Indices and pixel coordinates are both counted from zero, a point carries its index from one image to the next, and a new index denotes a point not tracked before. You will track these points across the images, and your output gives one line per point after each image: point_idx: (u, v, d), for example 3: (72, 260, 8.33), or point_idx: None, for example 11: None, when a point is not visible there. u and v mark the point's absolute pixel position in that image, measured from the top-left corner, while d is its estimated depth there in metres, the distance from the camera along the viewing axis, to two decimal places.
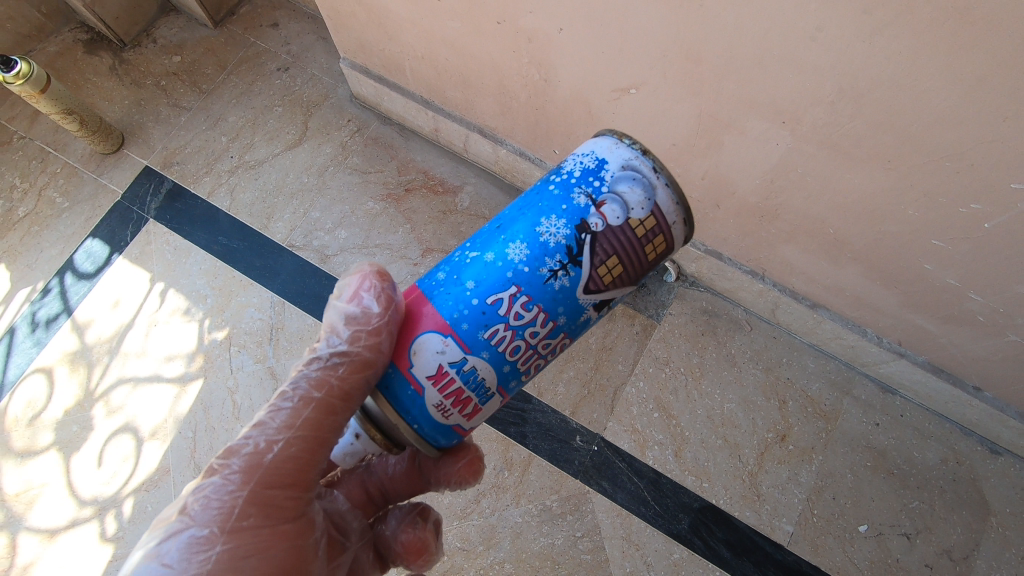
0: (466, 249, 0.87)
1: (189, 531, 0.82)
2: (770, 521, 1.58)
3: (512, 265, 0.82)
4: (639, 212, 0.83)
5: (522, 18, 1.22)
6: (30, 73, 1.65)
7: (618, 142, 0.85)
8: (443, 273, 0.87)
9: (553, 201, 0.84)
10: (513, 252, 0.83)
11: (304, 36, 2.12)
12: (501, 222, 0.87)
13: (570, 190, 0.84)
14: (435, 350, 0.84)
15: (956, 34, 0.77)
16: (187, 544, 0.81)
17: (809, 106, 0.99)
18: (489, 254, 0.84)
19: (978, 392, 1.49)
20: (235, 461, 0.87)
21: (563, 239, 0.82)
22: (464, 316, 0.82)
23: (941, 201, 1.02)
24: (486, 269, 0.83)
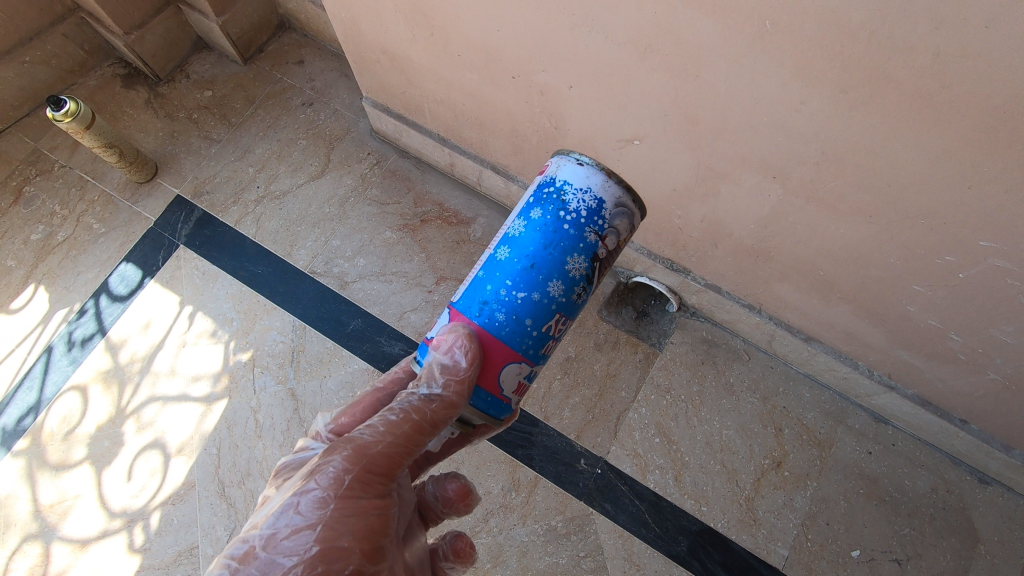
0: (509, 288, 0.93)
1: (306, 491, 0.92)
2: (766, 545, 1.65)
3: (555, 299, 0.93)
4: (625, 234, 0.97)
5: (534, 75, 1.32)
6: (77, 112, 1.77)
7: (608, 179, 0.93)
8: (501, 314, 0.93)
9: (572, 240, 0.92)
10: (553, 288, 0.92)
11: (328, 73, 2.25)
12: (530, 259, 0.92)
13: (581, 227, 0.92)
14: (515, 373, 0.96)
15: (923, 115, 0.86)
16: (309, 501, 0.91)
17: (795, 165, 1.09)
18: (535, 293, 0.92)
19: (964, 424, 1.56)
20: (346, 444, 0.98)
21: (586, 271, 0.94)
22: (529, 344, 0.94)
23: (919, 252, 1.10)
24: (536, 307, 0.92)
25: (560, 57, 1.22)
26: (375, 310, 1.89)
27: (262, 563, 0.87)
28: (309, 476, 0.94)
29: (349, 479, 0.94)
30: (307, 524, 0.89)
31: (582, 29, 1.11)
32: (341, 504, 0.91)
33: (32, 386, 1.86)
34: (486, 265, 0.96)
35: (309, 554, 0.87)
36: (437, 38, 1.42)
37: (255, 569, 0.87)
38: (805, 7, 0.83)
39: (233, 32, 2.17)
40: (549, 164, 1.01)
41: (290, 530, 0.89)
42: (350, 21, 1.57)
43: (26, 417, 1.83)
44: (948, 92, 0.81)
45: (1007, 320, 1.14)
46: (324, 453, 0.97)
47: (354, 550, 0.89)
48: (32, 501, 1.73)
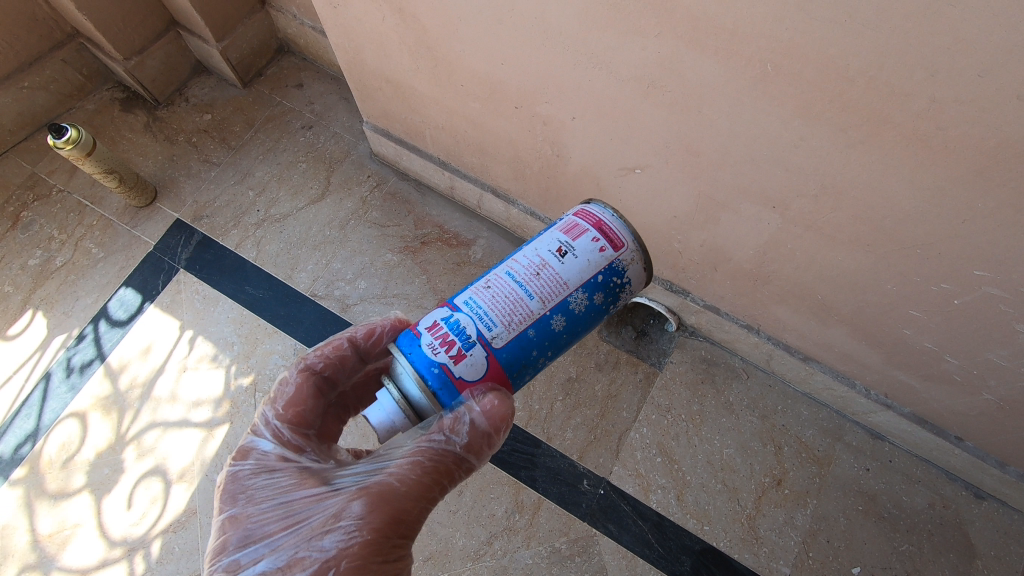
0: (546, 357, 1.02)
1: (341, 556, 0.91)
2: (768, 563, 1.66)
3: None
4: None
5: (538, 106, 1.35)
6: (78, 139, 1.78)
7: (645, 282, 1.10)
8: (530, 377, 1.03)
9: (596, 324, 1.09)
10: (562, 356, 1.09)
11: (327, 96, 2.27)
12: (574, 337, 1.04)
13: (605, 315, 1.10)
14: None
15: (918, 155, 0.90)
16: (346, 565, 0.91)
17: (795, 197, 1.12)
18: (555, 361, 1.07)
19: (959, 441, 1.59)
20: (370, 502, 0.95)
21: None
22: None
23: (916, 280, 1.13)
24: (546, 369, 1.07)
25: (564, 90, 1.25)
26: None
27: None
28: (341, 538, 0.92)
29: (383, 540, 0.94)
30: None
31: (586, 65, 1.14)
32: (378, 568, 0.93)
33: (31, 413, 1.84)
34: (540, 328, 0.98)
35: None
36: (442, 70, 1.45)
37: None
38: (806, 53, 0.86)
39: (233, 57, 2.19)
40: (619, 237, 1.04)
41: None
42: (354, 51, 1.60)
43: (24, 445, 1.81)
44: (943, 134, 0.85)
45: (1000, 344, 1.17)
46: (350, 511, 0.94)
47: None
48: (30, 531, 1.71)
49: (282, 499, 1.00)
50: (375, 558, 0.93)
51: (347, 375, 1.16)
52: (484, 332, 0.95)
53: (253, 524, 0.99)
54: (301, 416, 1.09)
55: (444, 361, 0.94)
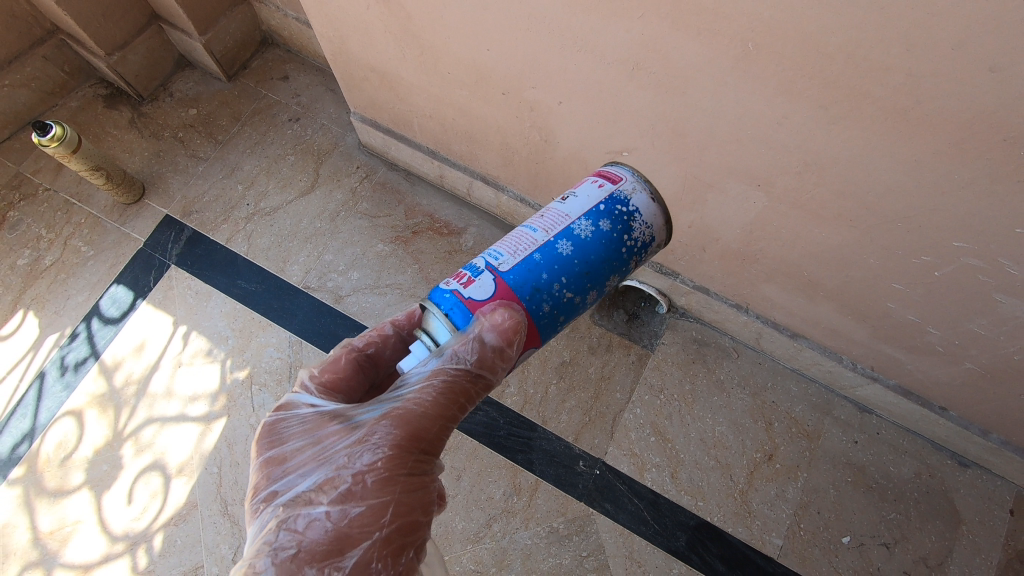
0: (561, 281, 0.98)
1: (367, 469, 0.88)
2: (761, 535, 1.71)
3: (588, 305, 1.03)
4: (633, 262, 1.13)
5: (525, 92, 1.36)
6: (64, 136, 1.76)
7: (661, 219, 1.09)
8: (548, 306, 0.98)
9: (622, 262, 1.04)
10: (592, 298, 1.04)
11: (313, 87, 2.26)
12: (590, 265, 1.00)
13: (630, 255, 1.05)
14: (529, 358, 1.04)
15: (897, 129, 0.92)
16: (374, 481, 0.88)
17: (778, 175, 1.15)
18: (578, 297, 1.02)
19: (944, 411, 1.63)
20: (388, 419, 0.92)
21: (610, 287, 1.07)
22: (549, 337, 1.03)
23: (898, 253, 1.16)
24: (573, 308, 1.01)
25: (550, 75, 1.26)
26: (371, 323, 1.90)
27: (338, 546, 0.85)
28: (362, 455, 0.90)
29: (407, 454, 0.91)
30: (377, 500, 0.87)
31: (572, 49, 1.15)
32: (406, 479, 0.90)
33: (26, 413, 1.84)
34: (545, 251, 0.98)
35: (388, 530, 0.87)
36: (428, 57, 1.45)
37: (331, 546, 0.85)
38: (786, 31, 0.88)
39: (217, 51, 2.18)
40: (616, 174, 1.09)
41: (359, 510, 0.87)
42: (339, 41, 1.60)
43: (21, 445, 1.81)
44: (921, 108, 0.87)
45: (981, 314, 1.20)
46: (373, 431, 0.91)
47: (425, 517, 0.91)
48: (31, 529, 1.72)
49: (308, 431, 0.98)
50: (400, 473, 0.89)
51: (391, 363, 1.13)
52: (490, 261, 0.97)
53: (284, 456, 0.97)
54: (336, 383, 1.07)
55: (455, 288, 0.96)
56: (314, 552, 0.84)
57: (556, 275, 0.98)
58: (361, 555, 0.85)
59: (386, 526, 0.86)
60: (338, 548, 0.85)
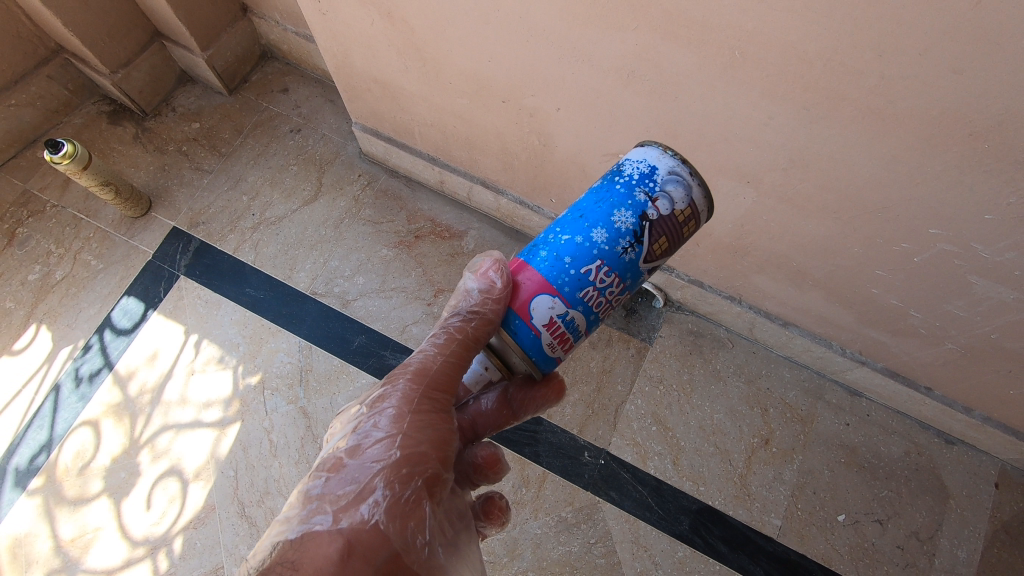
0: (552, 231, 0.96)
1: (382, 411, 1.01)
2: (760, 516, 1.78)
3: (597, 244, 0.91)
4: (679, 204, 0.94)
5: (524, 99, 1.43)
6: (75, 153, 1.81)
7: (664, 151, 0.96)
8: (543, 252, 0.95)
9: (622, 196, 0.94)
10: (596, 234, 0.92)
11: (313, 98, 2.32)
12: (579, 210, 0.96)
13: (633, 187, 0.93)
14: (547, 306, 0.94)
15: (872, 127, 1.00)
16: (386, 418, 1.00)
17: (765, 172, 1.22)
18: (575, 236, 0.93)
19: (928, 391, 1.72)
20: (403, 369, 1.06)
21: (629, 224, 0.92)
22: (564, 282, 0.92)
23: (879, 242, 1.24)
24: (573, 248, 0.93)
25: (548, 83, 1.33)
26: (378, 326, 1.96)
27: (353, 473, 0.95)
28: (378, 400, 1.03)
29: (416, 395, 1.03)
30: (388, 433, 0.98)
31: (569, 59, 1.23)
32: (415, 418, 1.00)
33: (42, 425, 1.88)
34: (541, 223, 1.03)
35: (395, 458, 0.96)
36: (430, 69, 1.52)
37: (347, 474, 0.95)
38: (769, 41, 0.96)
39: (218, 66, 2.24)
40: None
41: (373, 442, 0.98)
42: (342, 55, 1.66)
43: (39, 456, 1.85)
44: (894, 107, 0.95)
45: (957, 296, 1.29)
46: (388, 381, 1.06)
47: (434, 454, 0.99)
48: (52, 537, 1.75)
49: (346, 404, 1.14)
50: (409, 411, 1.01)
51: (462, 392, 1.15)
52: None
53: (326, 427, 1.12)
54: None
55: None
56: (332, 480, 0.95)
57: (548, 230, 0.98)
58: (369, 480, 0.93)
59: (394, 456, 0.96)
60: (352, 475, 0.94)
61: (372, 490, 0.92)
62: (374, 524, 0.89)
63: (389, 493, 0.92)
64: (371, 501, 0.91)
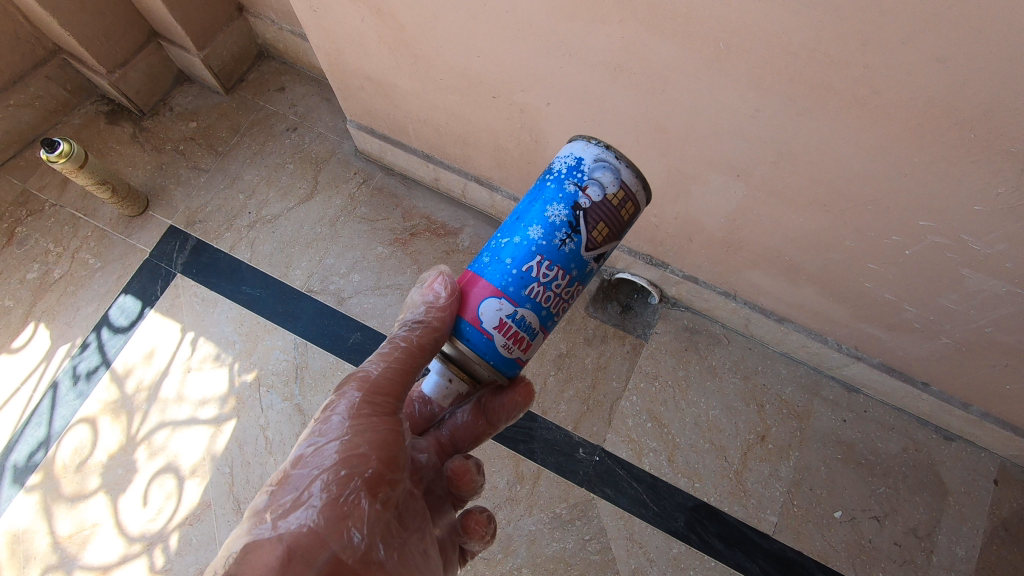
0: (492, 237, 0.99)
1: (327, 419, 1.04)
2: (756, 513, 1.77)
3: (534, 241, 0.93)
4: (610, 188, 0.94)
5: (514, 95, 1.43)
6: (71, 152, 1.83)
7: (588, 142, 0.97)
8: (486, 257, 0.98)
9: (552, 192, 0.95)
10: (531, 232, 0.94)
11: (309, 97, 2.33)
12: (516, 213, 0.98)
13: (563, 181, 0.95)
14: (495, 309, 0.95)
15: (860, 118, 1.00)
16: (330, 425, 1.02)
17: (755, 165, 1.22)
18: (512, 237, 0.95)
19: (926, 387, 1.70)
20: (350, 377, 1.09)
21: (562, 216, 0.93)
22: (508, 282, 0.94)
23: (871, 235, 1.23)
24: (511, 248, 0.95)
25: (538, 78, 1.33)
26: (373, 323, 1.97)
27: (295, 479, 0.97)
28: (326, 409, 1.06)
29: (359, 401, 1.05)
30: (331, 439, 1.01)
31: (557, 53, 1.23)
32: (357, 423, 1.02)
33: (42, 421, 1.89)
34: None
35: (333, 462, 0.98)
36: (421, 65, 1.52)
37: (290, 481, 0.97)
38: (753, 32, 0.96)
39: (215, 65, 2.25)
40: None
41: (316, 448, 1.00)
42: (335, 53, 1.66)
43: (38, 452, 1.86)
44: (879, 97, 0.95)
45: (951, 289, 1.28)
46: (338, 389, 1.09)
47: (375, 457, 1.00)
48: (50, 533, 1.76)
49: None
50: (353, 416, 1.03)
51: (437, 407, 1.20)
52: None
53: None
54: None
55: None
56: (277, 487, 0.98)
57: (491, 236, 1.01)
58: (309, 485, 0.96)
59: (334, 460, 0.98)
60: (295, 482, 0.97)
61: (310, 494, 0.95)
62: (310, 526, 0.91)
63: (326, 495, 0.94)
64: (309, 504, 0.94)
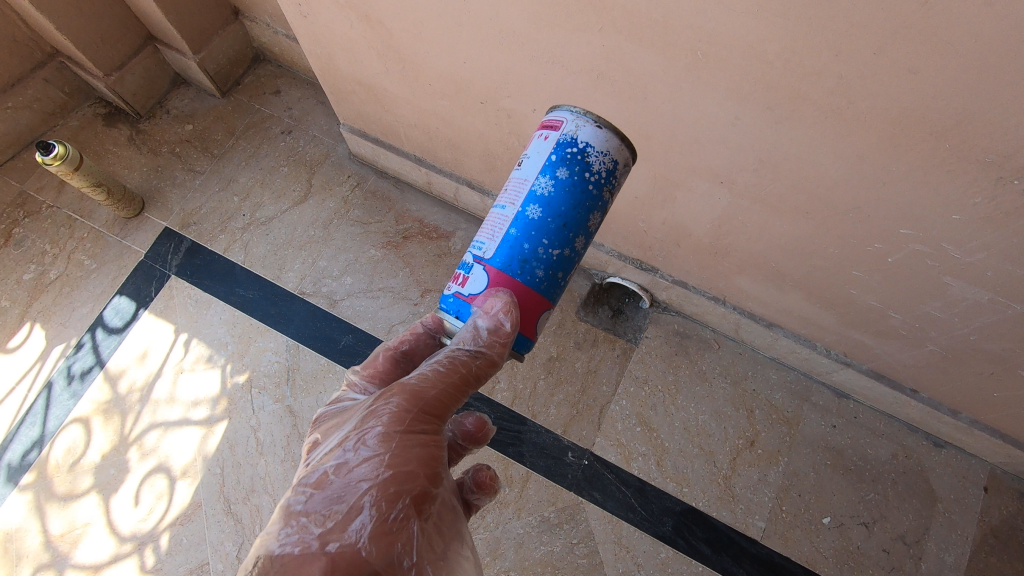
0: (542, 245, 0.97)
1: (371, 427, 0.96)
2: (745, 518, 1.77)
3: (580, 252, 1.01)
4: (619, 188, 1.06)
5: (501, 100, 1.44)
6: (66, 155, 1.85)
7: (620, 142, 1.00)
8: (540, 269, 0.98)
9: (594, 199, 0.99)
10: (579, 244, 1.01)
11: (304, 101, 2.35)
12: (562, 219, 0.98)
13: (599, 185, 0.99)
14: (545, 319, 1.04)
15: (836, 127, 1.00)
16: (375, 436, 0.95)
17: (737, 172, 1.22)
18: (565, 249, 0.99)
19: (914, 393, 1.70)
20: (396, 388, 1.00)
21: (597, 227, 1.03)
22: (556, 291, 1.02)
23: (853, 242, 1.24)
24: (564, 261, 1.00)
25: (523, 85, 1.34)
26: (365, 326, 1.98)
27: (340, 491, 0.91)
28: (368, 416, 0.98)
29: (408, 418, 0.97)
30: (376, 452, 0.94)
31: (541, 60, 1.23)
32: (404, 437, 0.96)
33: (35, 421, 1.91)
34: (518, 226, 0.98)
35: (381, 477, 0.92)
36: (410, 70, 1.53)
37: (334, 494, 0.91)
38: (729, 41, 0.96)
39: (211, 68, 2.27)
40: (558, 118, 1.01)
41: (361, 461, 0.93)
42: (326, 57, 1.68)
43: (31, 452, 1.88)
44: (854, 107, 0.95)
45: (934, 297, 1.28)
46: (380, 396, 1.01)
47: (424, 475, 0.94)
48: (42, 532, 1.78)
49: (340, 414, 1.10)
50: (400, 429, 0.96)
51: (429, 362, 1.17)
52: (477, 252, 1.02)
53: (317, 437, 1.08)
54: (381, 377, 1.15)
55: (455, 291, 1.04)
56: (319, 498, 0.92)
57: (533, 241, 0.98)
58: (356, 500, 0.90)
59: (381, 479, 0.91)
60: (338, 495, 0.91)
61: (357, 511, 0.89)
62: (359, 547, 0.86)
63: (375, 514, 0.89)
64: (357, 523, 0.88)
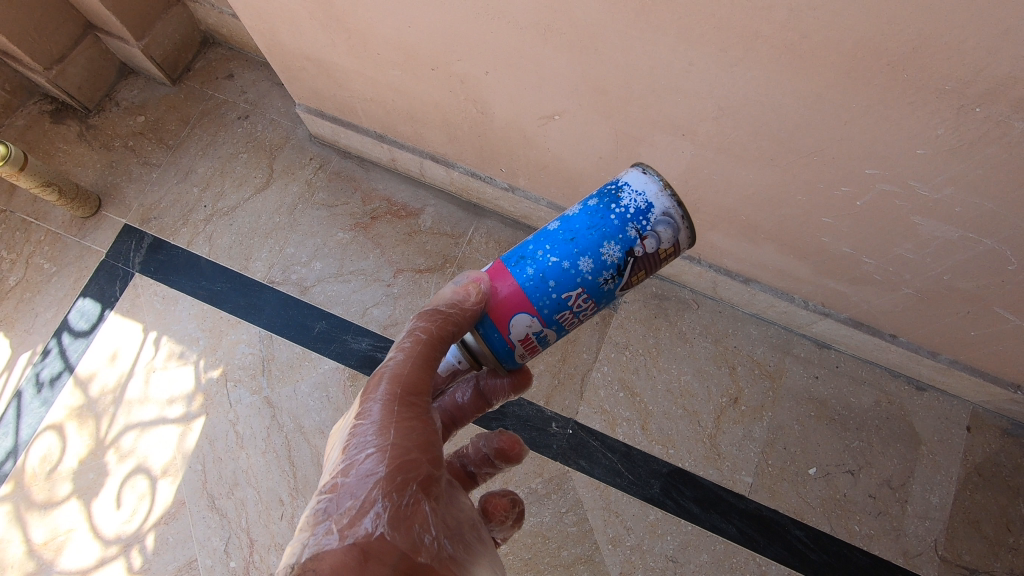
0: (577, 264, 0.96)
1: (364, 445, 0.95)
2: (732, 475, 1.77)
3: (582, 273, 0.97)
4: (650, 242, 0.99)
5: (452, 65, 1.38)
6: (8, 154, 1.77)
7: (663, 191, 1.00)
8: (553, 281, 0.97)
9: (614, 229, 0.97)
10: (584, 263, 0.97)
11: (259, 83, 2.27)
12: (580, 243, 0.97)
13: (626, 221, 0.97)
14: (525, 324, 1.00)
15: (792, 63, 0.96)
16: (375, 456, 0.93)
17: (698, 122, 1.18)
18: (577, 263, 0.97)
19: (894, 338, 1.68)
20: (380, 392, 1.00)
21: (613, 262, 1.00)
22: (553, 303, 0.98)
23: (820, 186, 1.21)
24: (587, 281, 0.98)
25: (472, 47, 1.28)
26: (338, 310, 1.94)
27: (351, 487, 0.91)
28: (361, 427, 0.97)
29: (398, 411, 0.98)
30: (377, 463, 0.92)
31: (485, 17, 1.18)
32: (400, 427, 0.97)
33: (8, 431, 1.87)
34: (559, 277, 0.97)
35: (384, 471, 0.91)
36: (355, 40, 1.46)
37: (349, 506, 0.89)
38: None
39: (157, 55, 2.18)
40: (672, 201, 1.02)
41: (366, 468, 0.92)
42: (270, 33, 1.60)
43: (7, 462, 1.84)
44: (808, 41, 0.91)
45: (906, 239, 1.25)
46: (370, 403, 1.00)
47: (424, 461, 0.95)
48: (24, 541, 1.75)
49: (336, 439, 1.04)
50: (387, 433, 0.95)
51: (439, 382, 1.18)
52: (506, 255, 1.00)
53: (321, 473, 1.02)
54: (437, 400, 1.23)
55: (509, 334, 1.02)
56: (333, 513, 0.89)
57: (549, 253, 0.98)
58: (368, 494, 0.89)
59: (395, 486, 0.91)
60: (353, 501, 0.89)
61: (371, 511, 0.88)
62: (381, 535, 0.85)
63: (387, 505, 0.88)
64: (370, 516, 0.87)
